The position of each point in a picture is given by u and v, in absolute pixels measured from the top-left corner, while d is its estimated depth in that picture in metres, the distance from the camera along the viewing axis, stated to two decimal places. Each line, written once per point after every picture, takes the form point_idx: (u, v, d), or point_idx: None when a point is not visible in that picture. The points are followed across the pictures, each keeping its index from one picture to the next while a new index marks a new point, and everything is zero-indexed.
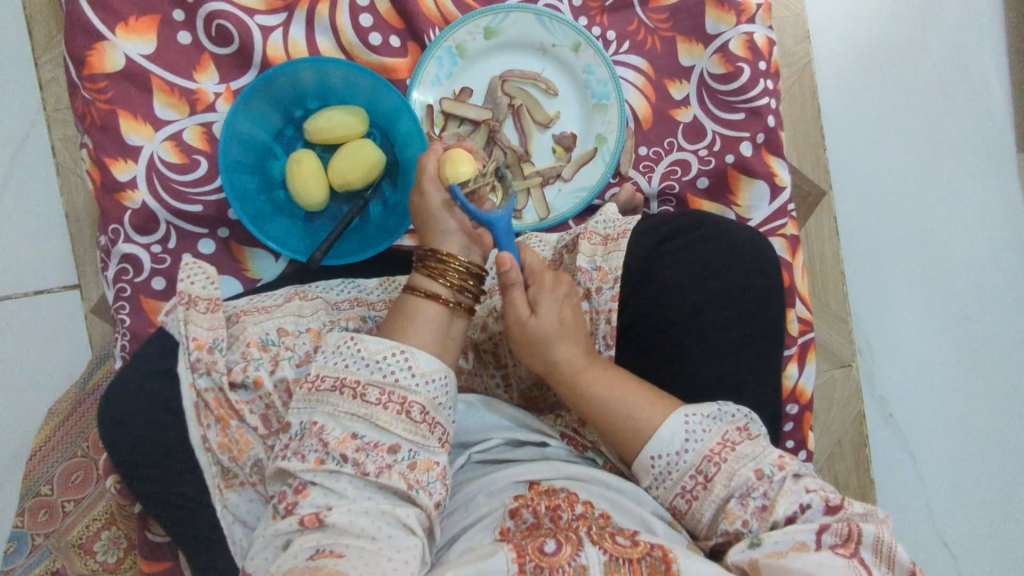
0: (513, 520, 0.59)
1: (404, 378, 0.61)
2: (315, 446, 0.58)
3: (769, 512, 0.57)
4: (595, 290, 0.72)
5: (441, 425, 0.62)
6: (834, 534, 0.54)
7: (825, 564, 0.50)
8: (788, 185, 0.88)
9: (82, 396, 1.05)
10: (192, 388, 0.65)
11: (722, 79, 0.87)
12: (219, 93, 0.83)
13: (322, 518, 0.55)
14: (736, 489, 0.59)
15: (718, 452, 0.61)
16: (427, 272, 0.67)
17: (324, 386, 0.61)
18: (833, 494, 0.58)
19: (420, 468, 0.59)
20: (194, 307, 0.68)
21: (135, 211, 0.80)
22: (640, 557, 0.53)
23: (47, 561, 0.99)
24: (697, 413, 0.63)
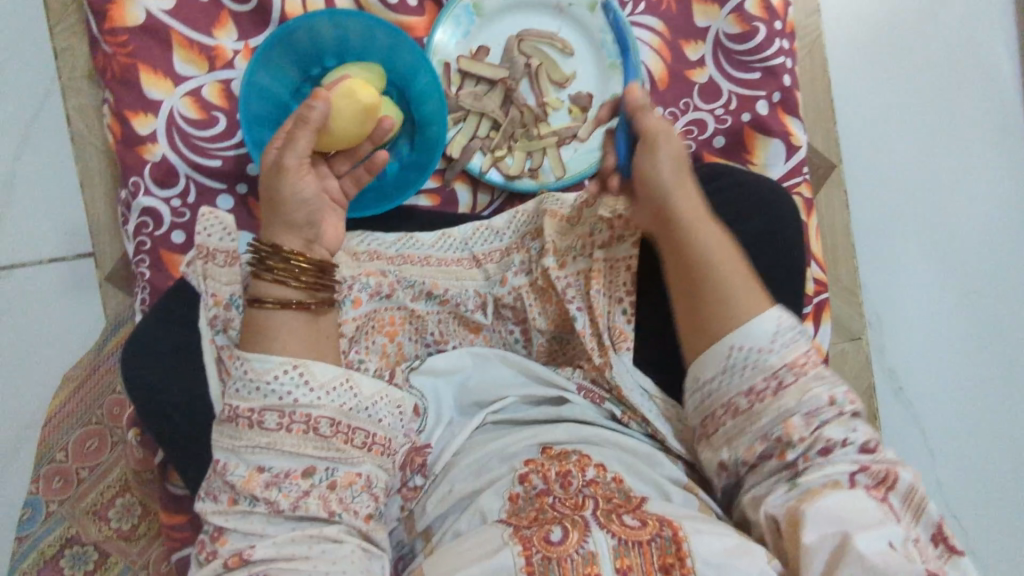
0: (522, 486, 0.66)
1: (302, 395, 0.63)
2: (225, 487, 0.60)
3: (820, 430, 0.60)
4: (615, 239, 0.76)
5: (358, 431, 0.65)
6: (869, 477, 0.58)
7: (860, 508, 0.56)
8: (803, 144, 0.89)
9: (95, 364, 1.07)
10: (211, 345, 0.67)
11: (738, 39, 0.87)
12: (237, 51, 0.80)
13: (247, 557, 0.57)
14: (805, 404, 0.60)
15: (801, 363, 0.62)
16: (275, 279, 0.65)
17: (221, 417, 0.62)
18: (872, 438, 0.61)
19: (341, 483, 0.63)
20: (212, 260, 0.70)
21: (155, 164, 0.78)
22: (649, 539, 0.57)
23: (61, 527, 1.04)
24: (787, 321, 0.63)
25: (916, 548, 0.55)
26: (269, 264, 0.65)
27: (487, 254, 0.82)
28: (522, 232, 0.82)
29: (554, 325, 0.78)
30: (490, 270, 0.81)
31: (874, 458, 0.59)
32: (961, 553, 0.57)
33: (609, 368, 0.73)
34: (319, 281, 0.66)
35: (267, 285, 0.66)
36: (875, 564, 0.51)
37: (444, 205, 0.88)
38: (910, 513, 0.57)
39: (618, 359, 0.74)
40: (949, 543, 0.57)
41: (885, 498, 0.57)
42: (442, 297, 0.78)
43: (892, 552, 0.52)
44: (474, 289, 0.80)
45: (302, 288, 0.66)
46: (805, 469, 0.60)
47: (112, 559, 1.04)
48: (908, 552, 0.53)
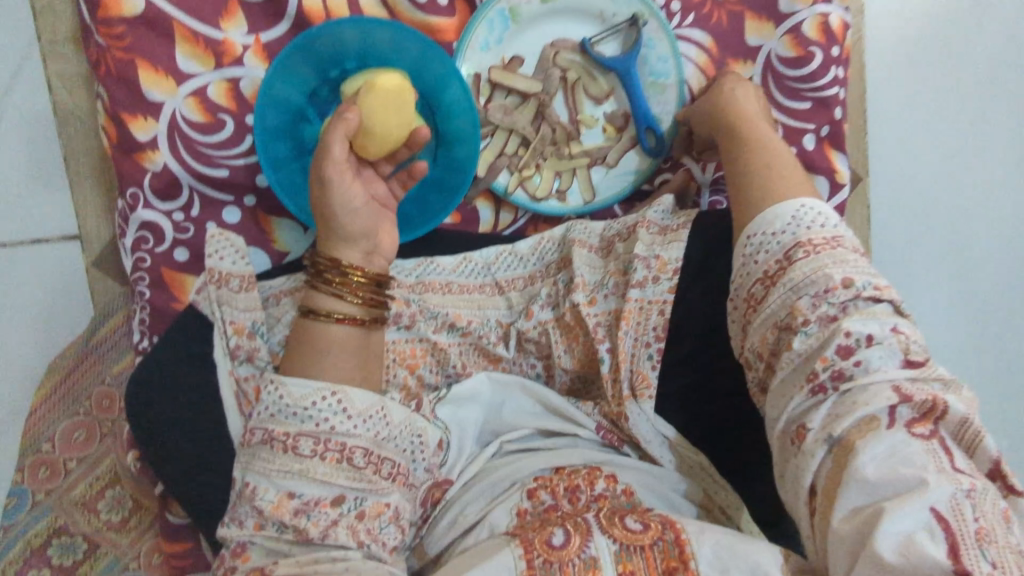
0: (530, 501, 0.62)
1: (339, 423, 0.58)
2: (251, 513, 0.55)
3: (837, 322, 0.52)
4: (650, 279, 0.69)
5: (386, 461, 0.59)
6: (913, 409, 0.48)
7: (899, 455, 0.47)
8: (847, 183, 0.85)
9: (83, 353, 1.02)
10: (231, 377, 0.64)
11: (791, 64, 0.81)
12: (247, 46, 0.73)
13: (269, 572, 0.52)
14: (817, 283, 0.54)
15: (816, 243, 0.56)
16: (332, 291, 0.61)
17: (255, 440, 0.57)
18: (915, 349, 0.52)
19: (369, 515, 0.56)
20: (226, 285, 0.66)
21: (157, 173, 0.72)
22: (651, 543, 0.53)
23: (47, 519, 0.98)
24: (816, 207, 0.59)
25: (974, 503, 0.44)
26: (326, 276, 0.61)
27: (510, 280, 0.78)
28: (546, 263, 0.78)
29: (579, 366, 0.73)
30: (513, 301, 0.77)
31: (918, 376, 0.50)
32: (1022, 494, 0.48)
33: (625, 419, 0.67)
34: (376, 297, 0.63)
35: (322, 297, 0.62)
36: (909, 547, 0.43)
37: (464, 223, 0.83)
38: (967, 459, 0.48)
39: (637, 407, 0.67)
40: (1008, 482, 0.48)
41: (931, 435, 0.48)
42: (464, 329, 0.74)
43: (936, 529, 0.43)
44: (496, 319, 0.76)
45: (359, 304, 0.62)
46: (837, 385, 0.51)
47: (102, 549, 0.98)
48: (962, 510, 0.44)
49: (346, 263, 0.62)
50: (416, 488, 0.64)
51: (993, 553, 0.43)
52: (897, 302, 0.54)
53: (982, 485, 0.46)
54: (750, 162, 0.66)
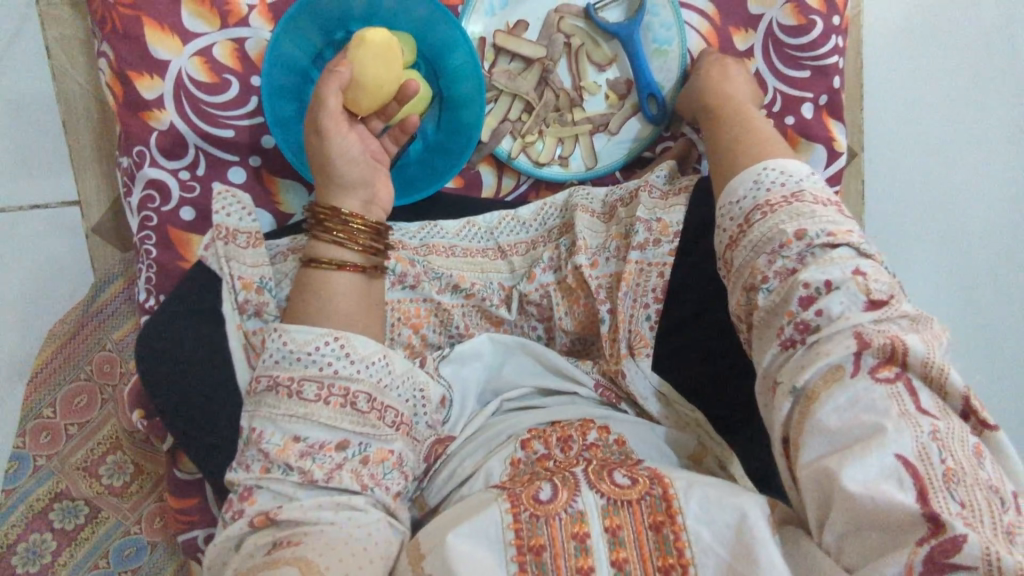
0: (523, 452, 0.62)
1: (342, 368, 0.59)
2: (258, 456, 0.56)
3: (795, 274, 0.53)
4: (652, 241, 0.71)
5: (389, 409, 0.61)
6: (874, 353, 0.48)
7: (861, 403, 0.47)
8: (845, 151, 0.86)
9: (83, 319, 1.01)
10: (238, 331, 0.65)
11: (791, 33, 0.82)
12: (253, 7, 0.73)
13: (273, 517, 0.53)
14: (771, 241, 0.56)
15: (773, 202, 0.58)
16: (331, 239, 0.63)
17: (261, 387, 0.58)
18: (878, 289, 0.51)
19: (373, 460, 0.58)
20: (234, 241, 0.67)
21: (163, 132, 0.72)
22: (638, 498, 0.52)
23: (50, 483, 0.99)
24: (778, 167, 0.61)
25: (939, 444, 0.44)
26: (326, 225, 0.63)
27: (512, 245, 0.79)
28: (549, 228, 0.79)
29: (580, 327, 0.74)
30: (515, 265, 0.78)
31: (880, 317, 0.50)
32: (994, 429, 0.47)
33: (623, 375, 0.68)
34: (375, 244, 0.64)
35: (323, 246, 0.63)
36: (877, 489, 0.43)
37: (467, 188, 0.84)
38: (936, 400, 0.47)
39: (635, 365, 0.68)
40: (980, 419, 0.47)
41: (897, 378, 0.47)
42: (468, 291, 0.75)
43: (904, 475, 0.43)
44: (498, 282, 0.77)
45: (359, 252, 0.64)
46: (805, 338, 0.51)
47: (104, 513, 1.00)
48: (927, 453, 0.44)
49: (346, 212, 0.63)
50: (420, 442, 0.66)
51: (961, 492, 0.43)
52: (858, 245, 0.54)
53: (948, 426, 0.46)
54: (724, 138, 0.68)
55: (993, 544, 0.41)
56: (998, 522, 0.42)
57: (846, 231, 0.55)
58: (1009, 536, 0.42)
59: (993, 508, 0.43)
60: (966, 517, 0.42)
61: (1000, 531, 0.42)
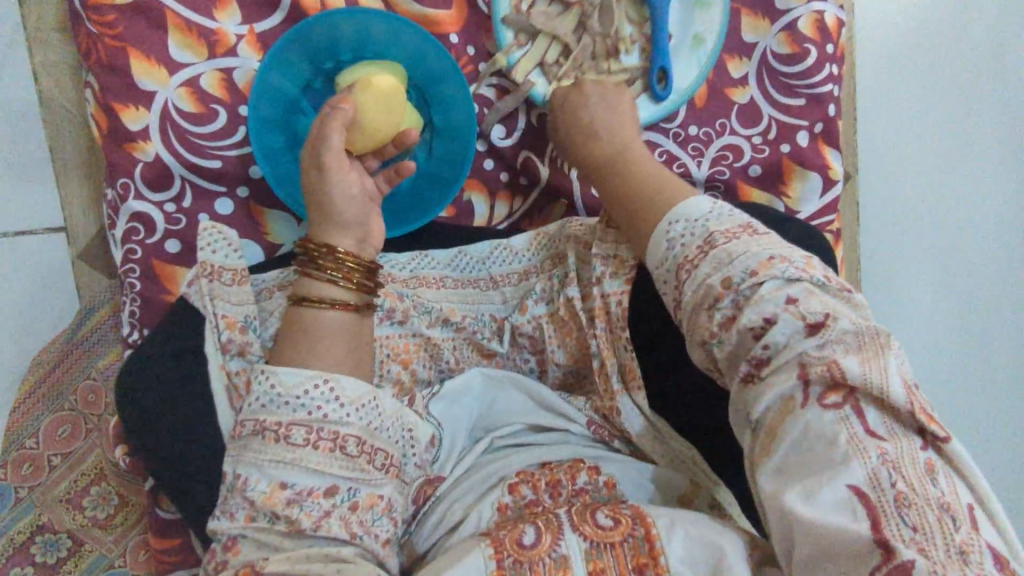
0: (511, 496, 0.62)
1: (332, 411, 0.57)
2: (243, 504, 0.54)
3: (748, 305, 0.50)
4: (608, 275, 0.68)
5: (380, 452, 0.59)
6: (818, 381, 0.46)
7: (820, 433, 0.45)
8: (841, 178, 0.86)
9: (68, 347, 0.99)
10: (221, 371, 0.63)
11: (786, 61, 0.82)
12: (241, 36, 0.72)
13: (258, 570, 0.52)
14: (702, 299, 0.53)
15: (732, 232, 0.54)
16: (325, 277, 0.61)
17: (245, 432, 0.57)
18: (812, 310, 0.48)
19: (362, 507, 0.56)
20: (219, 279, 0.66)
21: (147, 164, 0.71)
22: (621, 540, 0.52)
23: (31, 515, 0.96)
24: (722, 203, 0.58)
25: (890, 467, 0.43)
26: (319, 262, 0.62)
27: (504, 275, 0.77)
28: (541, 258, 0.77)
29: (573, 361, 0.72)
30: (506, 296, 0.77)
31: (822, 342, 0.47)
32: (948, 441, 0.45)
33: (617, 413, 0.67)
34: (367, 280, 0.63)
35: (312, 283, 0.62)
36: (833, 524, 0.42)
37: (459, 217, 0.83)
38: (886, 421, 0.45)
39: (627, 401, 0.66)
40: (930, 431, 0.45)
41: (843, 401, 0.45)
42: (459, 324, 0.74)
43: (858, 507, 0.42)
44: (488, 313, 0.76)
45: (351, 289, 0.62)
46: (758, 372, 0.49)
47: (87, 546, 0.97)
48: (879, 479, 0.43)
49: (339, 248, 0.62)
50: (409, 484, 0.64)
51: (912, 517, 0.42)
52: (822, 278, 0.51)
53: (898, 447, 0.44)
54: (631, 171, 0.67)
55: (943, 566, 0.39)
56: (950, 542, 0.41)
57: (779, 259, 0.51)
58: (962, 557, 0.40)
59: (943, 526, 0.41)
60: (919, 543, 0.41)
61: (952, 552, 0.40)
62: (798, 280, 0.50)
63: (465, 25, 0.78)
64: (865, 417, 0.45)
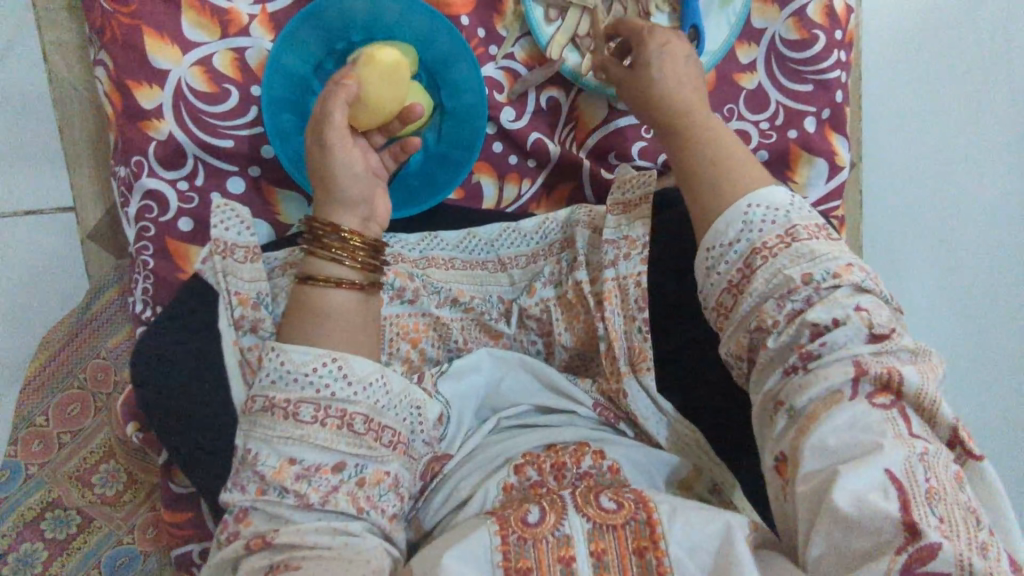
0: (517, 477, 0.63)
1: (339, 390, 0.58)
2: (255, 477, 0.55)
3: (802, 315, 0.52)
4: (622, 256, 0.69)
5: (387, 429, 0.60)
6: (871, 380, 0.49)
7: (859, 426, 0.48)
8: (847, 165, 0.86)
9: (79, 326, 1.00)
10: (234, 346, 0.64)
11: (795, 47, 0.83)
12: (254, 16, 0.72)
13: (269, 540, 0.53)
14: (776, 287, 0.54)
15: (772, 245, 0.55)
16: (330, 256, 0.62)
17: (255, 407, 0.58)
18: (879, 322, 0.51)
19: (369, 482, 0.58)
20: (231, 256, 0.67)
21: (161, 143, 0.71)
22: (623, 522, 0.52)
23: (41, 491, 0.97)
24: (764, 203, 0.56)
25: (926, 464, 0.46)
26: (325, 241, 0.62)
27: (513, 257, 0.79)
28: (552, 241, 0.78)
29: (579, 343, 0.74)
30: (515, 279, 0.78)
31: (881, 349, 0.50)
32: (979, 460, 0.50)
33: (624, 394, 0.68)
34: (373, 260, 0.63)
35: (318, 262, 0.62)
36: (869, 503, 0.44)
37: (468, 199, 0.83)
38: (924, 426, 0.49)
39: (632, 380, 0.68)
40: (965, 449, 0.50)
41: (891, 404, 0.49)
42: (467, 304, 0.75)
43: (891, 488, 0.45)
44: (498, 295, 0.77)
45: (357, 269, 0.63)
46: (806, 364, 0.51)
47: (97, 522, 0.98)
48: (914, 472, 0.45)
49: (344, 228, 0.63)
50: (418, 460, 0.65)
51: (942, 509, 0.45)
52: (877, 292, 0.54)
53: (937, 449, 0.48)
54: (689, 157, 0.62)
55: (967, 553, 0.43)
56: (974, 538, 0.44)
57: (836, 272, 0.53)
58: (982, 550, 0.44)
59: (968, 525, 0.45)
60: (944, 530, 0.44)
61: (975, 545, 0.44)
62: (868, 292, 0.53)
63: (475, 7, 0.78)
64: (908, 419, 0.49)
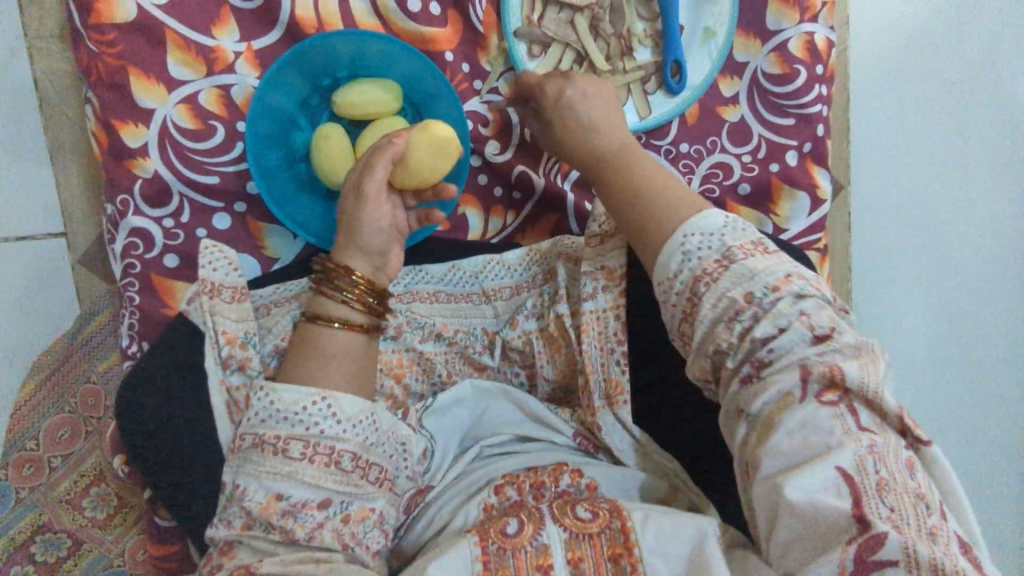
0: (496, 497, 0.64)
1: (328, 427, 0.59)
2: (240, 513, 0.56)
3: (750, 333, 0.52)
4: (599, 290, 0.70)
5: (374, 466, 0.61)
6: (818, 380, 0.49)
7: (810, 427, 0.47)
8: (829, 198, 0.87)
9: (68, 351, 1.01)
10: (221, 385, 0.65)
11: (777, 81, 0.83)
12: (239, 53, 0.73)
13: (252, 569, 0.52)
14: (724, 312, 0.54)
15: (711, 271, 0.55)
16: (338, 297, 0.64)
17: (245, 444, 0.59)
18: (820, 324, 0.51)
19: (354, 518, 0.58)
20: (218, 296, 0.68)
21: (147, 181, 0.72)
22: (599, 531, 0.54)
23: (32, 515, 0.98)
24: (704, 230, 0.57)
25: (876, 457, 0.46)
26: (335, 282, 0.64)
27: (497, 288, 0.80)
28: (534, 274, 0.80)
29: (561, 377, 0.74)
30: (498, 310, 0.79)
31: (823, 349, 0.50)
32: (928, 445, 0.48)
33: (599, 429, 0.68)
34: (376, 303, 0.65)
35: (326, 303, 0.64)
36: (818, 502, 0.44)
37: (454, 230, 0.85)
38: (873, 418, 0.48)
39: (606, 414, 0.68)
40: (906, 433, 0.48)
41: (839, 400, 0.48)
42: (451, 338, 0.76)
43: (843, 487, 0.44)
44: (481, 328, 0.78)
45: (362, 311, 0.64)
46: (759, 373, 0.52)
47: (87, 545, 0.99)
48: (865, 465, 0.45)
49: (355, 271, 0.65)
50: (400, 495, 0.65)
51: (891, 499, 0.44)
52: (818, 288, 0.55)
53: (886, 441, 0.47)
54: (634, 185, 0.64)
55: (914, 541, 0.42)
56: (922, 524, 0.43)
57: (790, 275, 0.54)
58: (931, 536, 0.43)
59: (917, 510, 0.44)
60: (894, 521, 0.43)
61: (925, 532, 0.43)
62: (810, 295, 0.53)
63: (459, 43, 0.79)
64: (856, 413, 0.48)
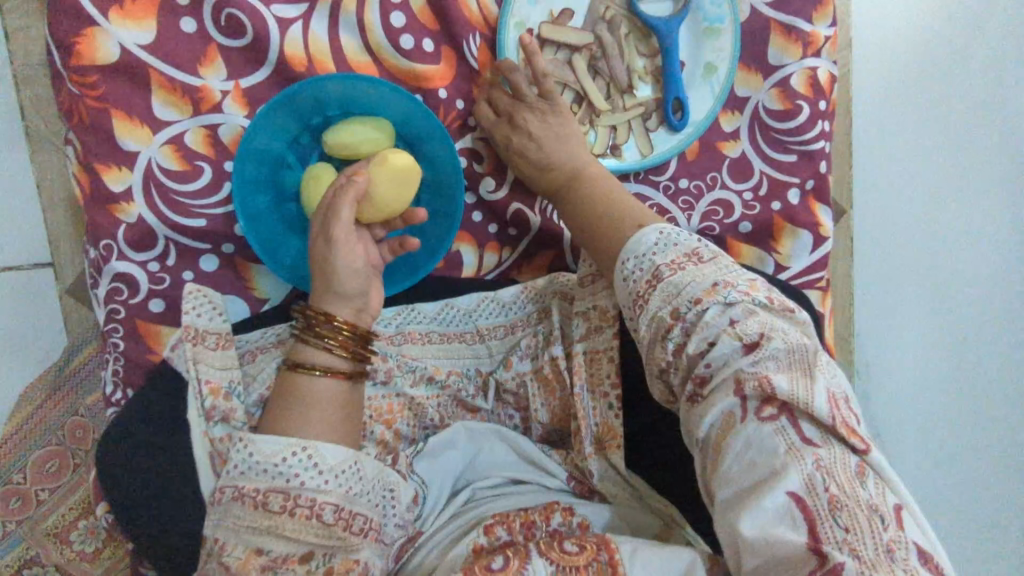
0: (486, 537, 0.60)
1: (309, 479, 0.57)
2: (217, 571, 0.54)
3: (684, 350, 0.54)
4: (593, 330, 0.69)
5: (358, 516, 0.58)
6: (753, 395, 0.49)
7: (755, 446, 0.47)
8: (831, 236, 0.86)
9: (55, 384, 0.99)
10: (205, 437, 0.62)
11: (779, 117, 0.82)
12: (226, 93, 0.71)
13: None
14: (658, 330, 0.56)
15: (643, 292, 0.57)
16: (321, 345, 0.62)
17: (225, 498, 0.56)
18: (748, 331, 0.51)
19: (337, 572, 0.55)
20: (202, 343, 0.66)
21: (130, 225, 0.71)
22: (586, 564, 0.52)
23: (19, 548, 0.96)
24: (633, 252, 0.60)
25: (825, 473, 0.45)
26: (317, 329, 0.62)
27: (491, 328, 0.78)
28: (529, 312, 0.78)
29: (555, 421, 0.72)
30: (492, 349, 0.77)
31: (757, 358, 0.50)
32: (867, 452, 0.47)
33: (591, 474, 0.67)
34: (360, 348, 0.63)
35: (309, 350, 0.62)
36: (773, 534, 0.44)
37: (448, 268, 0.83)
38: (819, 428, 0.47)
39: (600, 460, 0.66)
40: (851, 444, 0.47)
41: (778, 413, 0.48)
42: (443, 382, 0.74)
43: (797, 513, 0.44)
44: (475, 369, 0.76)
45: (345, 357, 0.62)
46: (702, 390, 0.53)
47: None
48: (813, 483, 0.44)
49: (337, 317, 0.63)
50: (389, 545, 0.62)
51: (846, 518, 0.43)
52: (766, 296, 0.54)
53: (830, 452, 0.46)
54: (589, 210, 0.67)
55: (871, 566, 0.41)
56: (879, 541, 0.42)
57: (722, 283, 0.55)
58: (889, 553, 0.42)
59: (873, 526, 0.43)
60: (851, 545, 0.42)
61: (881, 549, 0.42)
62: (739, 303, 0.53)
63: (453, 78, 0.77)
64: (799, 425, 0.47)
